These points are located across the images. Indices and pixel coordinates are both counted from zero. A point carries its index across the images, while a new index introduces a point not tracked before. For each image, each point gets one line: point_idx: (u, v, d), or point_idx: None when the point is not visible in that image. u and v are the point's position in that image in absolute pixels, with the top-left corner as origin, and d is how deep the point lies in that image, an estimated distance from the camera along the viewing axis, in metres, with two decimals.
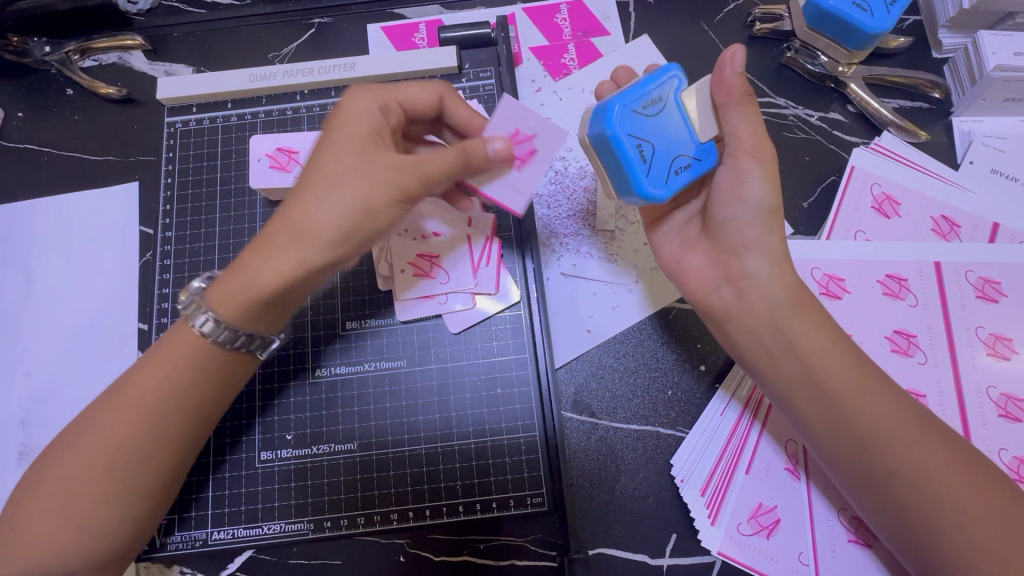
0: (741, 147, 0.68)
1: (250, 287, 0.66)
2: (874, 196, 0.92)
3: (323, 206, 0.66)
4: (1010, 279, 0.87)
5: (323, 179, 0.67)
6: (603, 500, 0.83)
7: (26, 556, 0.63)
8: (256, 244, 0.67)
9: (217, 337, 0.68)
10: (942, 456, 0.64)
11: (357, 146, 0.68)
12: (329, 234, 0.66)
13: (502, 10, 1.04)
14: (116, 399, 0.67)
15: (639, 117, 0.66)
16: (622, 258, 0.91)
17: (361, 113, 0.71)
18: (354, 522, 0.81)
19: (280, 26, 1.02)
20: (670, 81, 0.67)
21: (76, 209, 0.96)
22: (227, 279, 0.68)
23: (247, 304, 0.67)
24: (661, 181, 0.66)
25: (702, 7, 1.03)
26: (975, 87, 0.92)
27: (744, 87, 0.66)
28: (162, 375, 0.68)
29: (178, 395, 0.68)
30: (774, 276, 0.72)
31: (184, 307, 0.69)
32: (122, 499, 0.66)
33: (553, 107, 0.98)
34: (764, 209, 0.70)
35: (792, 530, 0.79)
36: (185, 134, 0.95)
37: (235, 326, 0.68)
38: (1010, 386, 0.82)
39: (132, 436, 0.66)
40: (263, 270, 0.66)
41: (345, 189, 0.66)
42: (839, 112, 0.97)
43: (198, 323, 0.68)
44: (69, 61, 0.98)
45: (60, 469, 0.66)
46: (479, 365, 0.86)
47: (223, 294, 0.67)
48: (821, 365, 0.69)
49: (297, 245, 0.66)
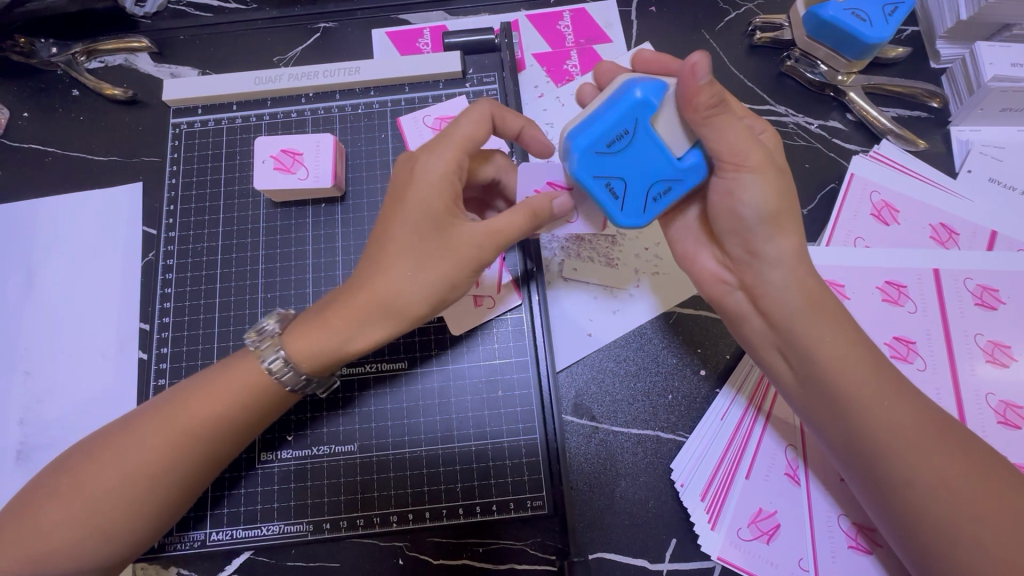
0: (725, 161, 0.66)
1: (324, 348, 0.67)
2: (873, 203, 0.93)
3: (407, 277, 0.65)
4: (1009, 286, 0.87)
5: (403, 250, 0.66)
6: (604, 504, 0.83)
7: (37, 546, 0.64)
8: (333, 308, 0.67)
9: (285, 382, 0.69)
10: (961, 467, 0.64)
11: (432, 211, 0.66)
12: (404, 306, 0.66)
13: (506, 16, 1.05)
14: (171, 418, 0.68)
15: (605, 155, 0.65)
16: (623, 264, 0.92)
17: (430, 167, 0.67)
18: (354, 524, 0.81)
19: (286, 30, 1.03)
20: (637, 108, 0.64)
21: (81, 208, 0.96)
22: (310, 329, 0.67)
23: (324, 363, 0.68)
24: (636, 211, 0.68)
25: (703, 15, 1.04)
26: (973, 97, 0.93)
27: (711, 98, 0.61)
28: (223, 402, 0.69)
29: (229, 421, 0.69)
30: (789, 286, 0.69)
31: (256, 345, 0.70)
32: (140, 505, 0.67)
33: (556, 113, 0.99)
34: (765, 216, 0.67)
35: (792, 536, 0.79)
36: (190, 135, 0.95)
37: (309, 373, 0.69)
38: (1009, 394, 0.83)
39: (178, 458, 0.67)
40: (351, 332, 0.67)
41: (430, 257, 0.65)
42: (838, 120, 0.98)
43: (269, 364, 0.69)
44: (77, 62, 0.99)
45: (81, 465, 0.67)
46: (481, 368, 0.86)
47: (305, 360, 0.68)
48: (843, 375, 0.68)
49: (382, 317, 0.66)
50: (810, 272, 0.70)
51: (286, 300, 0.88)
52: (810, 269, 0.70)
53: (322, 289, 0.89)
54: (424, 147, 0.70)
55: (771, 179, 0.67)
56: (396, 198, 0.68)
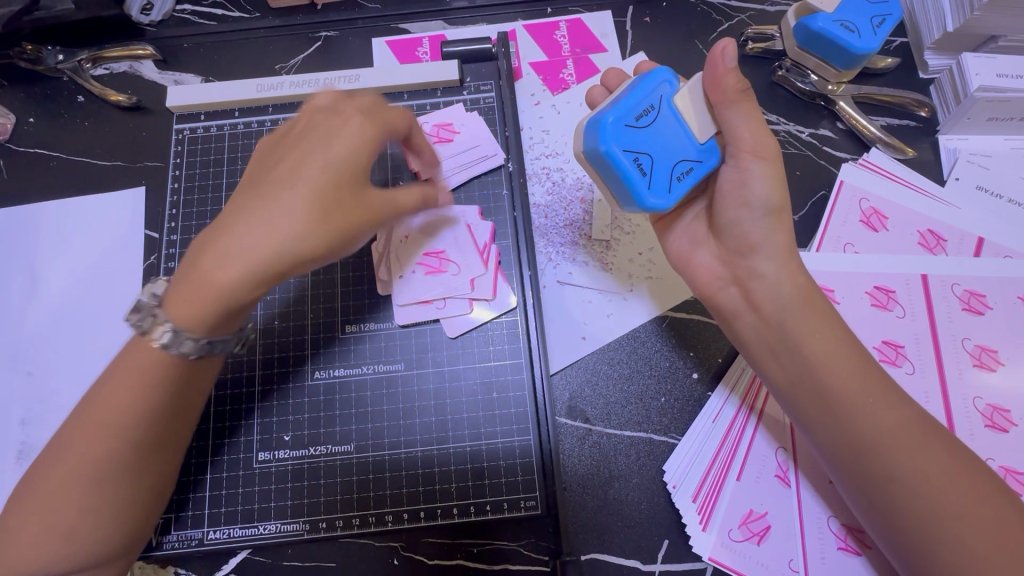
0: (742, 148, 0.71)
1: (200, 290, 0.63)
2: (863, 210, 0.94)
3: (286, 204, 0.64)
4: (996, 292, 0.89)
5: (288, 186, 0.65)
6: (596, 506, 0.84)
7: (19, 561, 0.64)
8: (206, 250, 0.64)
9: (186, 352, 0.66)
10: (943, 463, 0.65)
11: (323, 150, 0.68)
12: (289, 233, 0.63)
13: (504, 26, 1.07)
14: (91, 417, 0.66)
15: (633, 130, 0.70)
16: (617, 269, 0.93)
17: (347, 124, 0.70)
18: (350, 523, 0.82)
19: (288, 39, 1.05)
20: (661, 88, 0.71)
21: (84, 212, 0.98)
22: (184, 284, 0.64)
23: (200, 307, 0.63)
24: (662, 190, 0.71)
25: (697, 26, 1.06)
26: (960, 107, 0.95)
27: (739, 83, 0.68)
28: (139, 389, 0.66)
29: (146, 407, 0.67)
30: (783, 273, 0.74)
31: (143, 323, 0.66)
32: (104, 508, 0.66)
33: (552, 120, 1.01)
34: (770, 209, 0.73)
35: (782, 537, 0.80)
36: (193, 141, 0.97)
37: (192, 332, 0.64)
38: (997, 398, 0.84)
39: (111, 450, 0.66)
40: (224, 272, 0.62)
41: (311, 187, 0.65)
42: (829, 129, 1.00)
43: (164, 337, 0.65)
44: (82, 69, 1.01)
45: (37, 478, 0.66)
46: (476, 370, 0.88)
47: (179, 310, 0.64)
48: (829, 371, 0.70)
49: (260, 242, 0.63)
50: (803, 267, 0.74)
51: (285, 302, 0.90)
52: (802, 264, 0.75)
53: (320, 292, 0.90)
54: (347, 106, 0.73)
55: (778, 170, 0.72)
56: (289, 149, 0.70)
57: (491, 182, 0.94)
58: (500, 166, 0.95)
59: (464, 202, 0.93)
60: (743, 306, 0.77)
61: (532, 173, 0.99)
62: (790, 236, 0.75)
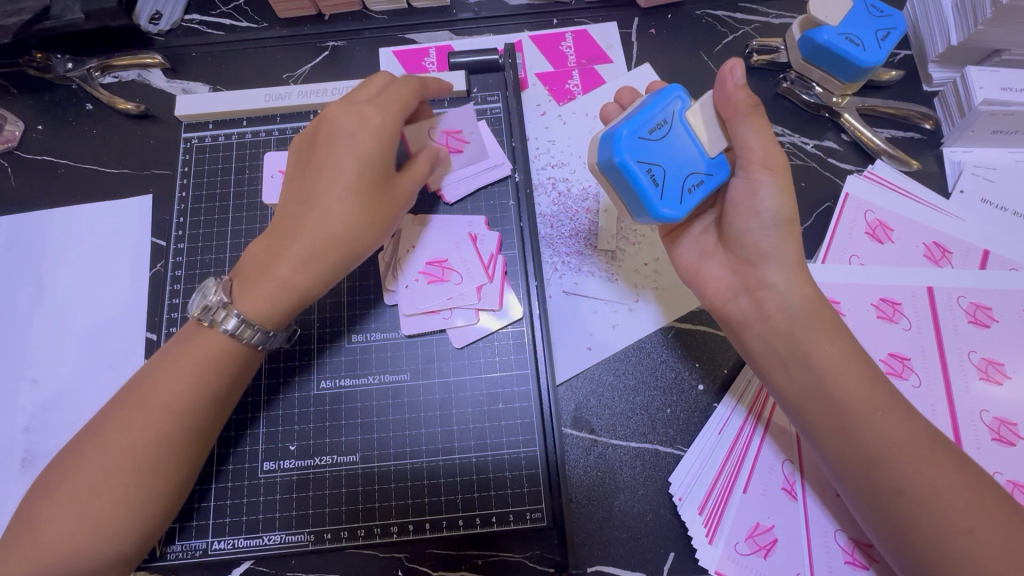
0: (752, 160, 0.71)
1: (268, 291, 0.71)
2: (868, 222, 0.94)
3: (338, 208, 0.71)
4: (1001, 305, 0.89)
5: (337, 192, 0.71)
6: (602, 518, 0.83)
7: (43, 554, 0.63)
8: (270, 255, 0.71)
9: (247, 339, 0.72)
10: (952, 477, 0.65)
11: (357, 147, 0.72)
12: (349, 238, 0.72)
13: (510, 36, 1.07)
14: (139, 403, 0.68)
15: (647, 142, 0.70)
16: (623, 279, 0.93)
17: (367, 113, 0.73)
18: (354, 534, 0.82)
19: (295, 48, 1.06)
20: (674, 103, 0.72)
21: (92, 219, 0.98)
22: (250, 285, 0.71)
23: (270, 307, 0.71)
24: (674, 201, 0.70)
25: (702, 38, 1.07)
26: (964, 120, 0.95)
27: (749, 98, 0.70)
28: (188, 376, 0.69)
29: (195, 401, 0.69)
30: (791, 284, 0.73)
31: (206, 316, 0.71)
32: (136, 499, 0.66)
33: (558, 131, 1.02)
34: (780, 221, 0.73)
35: (789, 551, 0.79)
36: (201, 149, 0.97)
37: (265, 328, 0.72)
38: (1004, 411, 0.84)
39: (165, 432, 0.67)
40: (295, 277, 0.71)
41: (356, 191, 0.71)
42: (833, 140, 1.01)
43: (227, 326, 0.70)
44: (91, 78, 1.01)
45: (69, 468, 0.66)
46: (482, 381, 0.87)
47: (249, 307, 0.71)
48: (838, 382, 0.70)
49: (324, 247, 0.71)
50: (811, 279, 0.74)
51: None
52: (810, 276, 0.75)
53: (326, 301, 0.90)
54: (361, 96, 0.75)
55: (784, 182, 0.72)
56: (322, 148, 0.73)
57: (498, 192, 0.95)
58: (506, 176, 0.95)
59: (471, 212, 0.94)
60: (752, 317, 0.76)
61: (538, 183, 0.99)
62: (800, 247, 0.74)
